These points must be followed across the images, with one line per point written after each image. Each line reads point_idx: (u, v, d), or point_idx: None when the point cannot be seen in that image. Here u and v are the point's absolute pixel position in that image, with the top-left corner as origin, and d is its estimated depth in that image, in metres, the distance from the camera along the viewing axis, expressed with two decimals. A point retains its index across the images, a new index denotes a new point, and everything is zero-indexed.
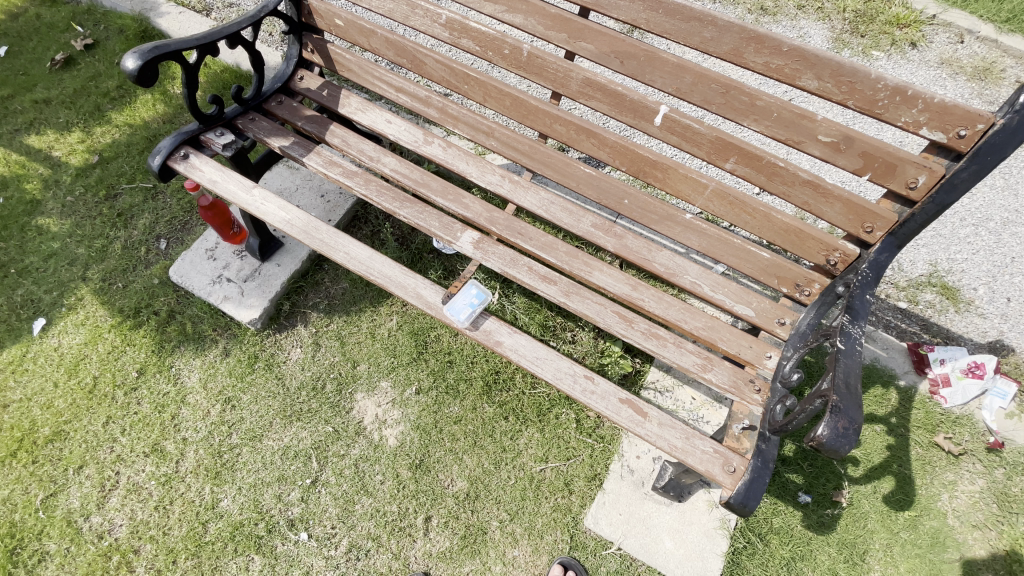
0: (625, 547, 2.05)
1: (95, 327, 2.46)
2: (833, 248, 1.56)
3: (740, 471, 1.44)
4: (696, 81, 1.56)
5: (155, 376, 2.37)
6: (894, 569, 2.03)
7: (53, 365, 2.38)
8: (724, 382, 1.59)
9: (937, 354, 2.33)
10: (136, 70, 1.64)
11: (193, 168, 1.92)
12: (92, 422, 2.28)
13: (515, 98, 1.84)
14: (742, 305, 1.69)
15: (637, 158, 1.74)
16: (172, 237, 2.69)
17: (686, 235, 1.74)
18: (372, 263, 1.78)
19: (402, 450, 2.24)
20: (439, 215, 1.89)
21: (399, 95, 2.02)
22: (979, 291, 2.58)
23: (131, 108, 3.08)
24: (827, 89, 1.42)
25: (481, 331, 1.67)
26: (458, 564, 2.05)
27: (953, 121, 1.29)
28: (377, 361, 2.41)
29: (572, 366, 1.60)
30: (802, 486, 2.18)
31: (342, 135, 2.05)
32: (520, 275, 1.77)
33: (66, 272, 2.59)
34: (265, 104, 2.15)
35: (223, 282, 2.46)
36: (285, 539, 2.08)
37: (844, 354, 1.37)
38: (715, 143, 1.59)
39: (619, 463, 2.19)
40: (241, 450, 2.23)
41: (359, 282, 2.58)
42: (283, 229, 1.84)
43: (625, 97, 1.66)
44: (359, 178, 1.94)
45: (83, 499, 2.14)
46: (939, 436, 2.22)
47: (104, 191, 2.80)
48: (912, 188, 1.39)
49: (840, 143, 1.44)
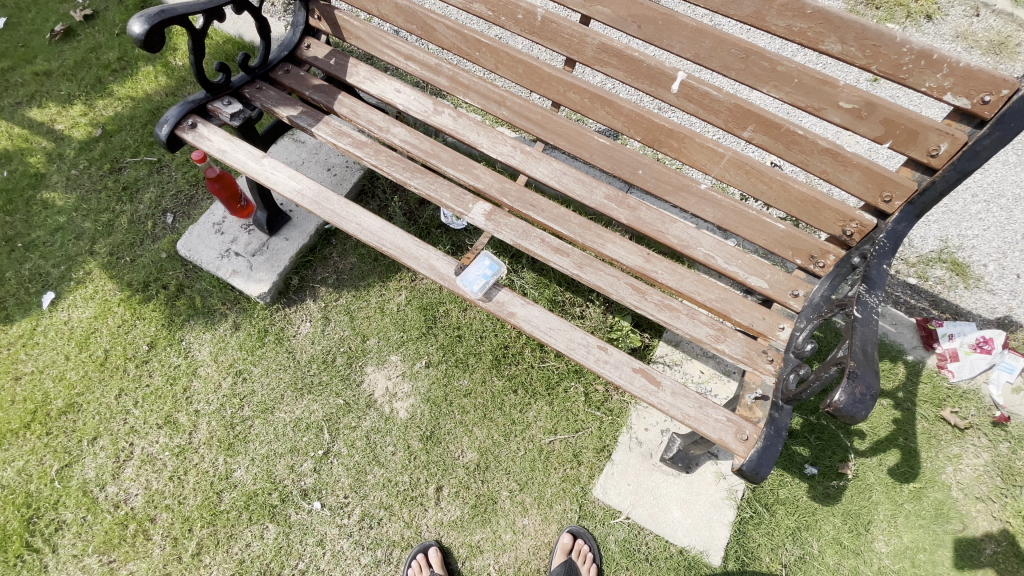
0: (633, 516, 2.08)
1: (104, 301, 2.46)
2: (850, 218, 1.54)
3: (752, 439, 1.45)
4: (716, 46, 1.52)
5: (166, 350, 2.38)
6: (898, 539, 2.07)
7: (63, 339, 2.39)
8: (737, 353, 1.59)
9: (946, 329, 2.33)
10: (143, 35, 1.60)
11: (202, 138, 1.90)
12: (105, 394, 2.30)
13: (527, 65, 1.81)
14: (756, 276, 1.68)
15: (652, 127, 1.71)
16: (178, 211, 2.68)
17: (701, 206, 1.72)
18: (384, 235, 1.77)
19: (413, 422, 2.26)
20: (450, 186, 1.86)
21: (408, 63, 1.98)
22: (989, 268, 2.56)
23: (132, 80, 3.02)
24: (850, 53, 1.39)
25: (493, 303, 1.66)
26: (469, 533, 2.09)
27: (978, 86, 1.27)
28: (387, 335, 2.41)
29: (585, 337, 1.60)
30: (809, 459, 2.20)
31: (351, 105, 2.02)
32: (532, 246, 1.75)
33: (73, 247, 2.58)
34: (272, 73, 2.12)
35: (231, 256, 2.45)
36: (298, 508, 2.12)
37: (860, 322, 1.36)
38: (734, 111, 1.56)
39: (628, 435, 2.21)
40: (253, 422, 2.25)
41: (367, 257, 2.57)
42: (294, 198, 1.82)
43: (642, 63, 1.63)
44: (369, 148, 1.92)
45: (98, 469, 2.17)
46: (945, 410, 2.24)
47: (108, 165, 2.77)
48: (933, 156, 1.38)
49: (861, 110, 1.41)
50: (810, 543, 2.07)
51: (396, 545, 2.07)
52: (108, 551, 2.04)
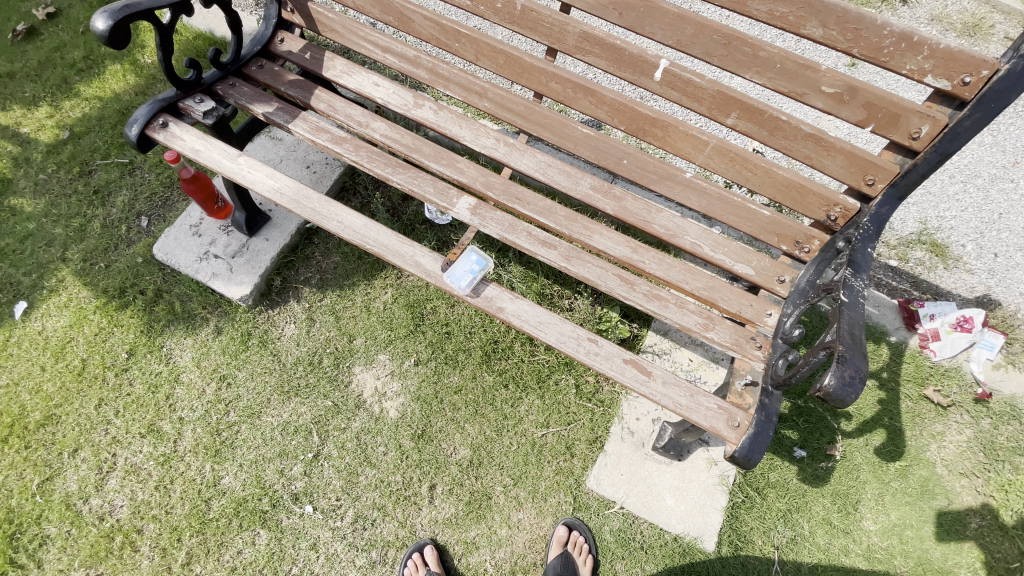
0: (627, 506, 2.09)
1: (79, 309, 2.38)
2: (834, 203, 1.55)
3: (744, 426, 1.46)
4: (698, 33, 1.51)
5: (146, 357, 2.32)
6: (886, 517, 2.11)
7: (38, 349, 2.31)
8: (725, 340, 1.59)
9: (927, 309, 2.37)
10: (107, 31, 1.53)
11: (174, 138, 1.84)
12: (84, 405, 2.23)
13: (508, 55, 1.77)
14: (742, 264, 1.68)
15: (636, 116, 1.70)
16: (153, 213, 2.60)
17: (686, 195, 1.71)
18: (367, 232, 1.73)
19: (404, 421, 2.23)
20: (434, 180, 1.83)
21: (386, 56, 1.93)
22: (968, 248, 2.61)
23: (100, 79, 2.92)
24: (832, 37, 1.38)
25: (482, 298, 1.63)
26: (464, 529, 2.08)
27: (958, 67, 1.28)
28: (374, 334, 2.38)
29: (575, 329, 1.59)
30: (797, 442, 2.23)
31: (328, 100, 1.97)
32: (519, 240, 1.73)
33: (44, 254, 2.49)
34: (246, 69, 2.05)
35: (210, 258, 2.38)
36: (289, 513, 2.09)
37: (847, 306, 1.37)
38: (717, 98, 1.55)
39: (620, 425, 2.21)
40: (240, 427, 2.21)
41: (351, 255, 2.52)
42: (273, 197, 1.77)
43: (624, 52, 1.61)
44: (349, 143, 1.87)
45: (80, 482, 2.11)
46: (928, 389, 2.28)
47: (78, 168, 2.68)
48: (915, 138, 1.39)
49: (843, 94, 1.41)
50: (801, 524, 2.10)
51: (391, 545, 2.06)
52: (95, 564, 1.99)
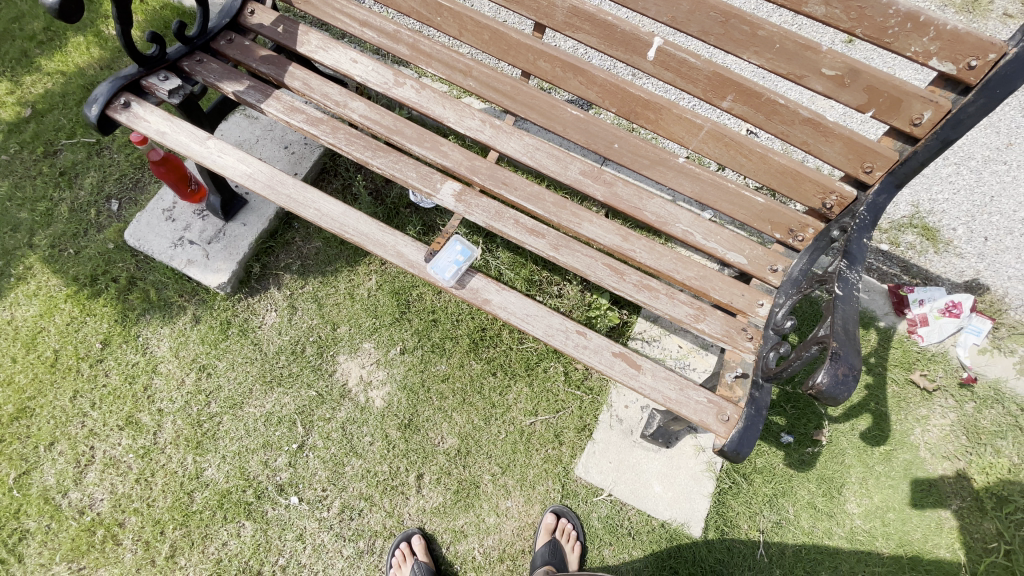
0: (615, 493, 2.10)
1: (49, 298, 2.29)
2: (830, 190, 1.50)
3: (733, 419, 1.44)
4: (694, 9, 1.43)
5: (122, 346, 2.25)
6: (869, 500, 2.14)
7: (7, 340, 2.22)
8: (716, 332, 1.56)
9: (917, 294, 2.35)
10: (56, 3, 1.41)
11: (138, 119, 1.73)
12: (58, 397, 2.16)
13: (493, 31, 1.67)
14: (734, 252, 1.63)
15: (628, 97, 1.62)
16: (123, 196, 2.48)
17: (679, 180, 1.65)
18: (346, 221, 1.65)
19: (390, 411, 2.20)
20: (416, 164, 1.74)
21: (364, 30, 1.82)
22: (958, 232, 2.59)
23: (62, 52, 2.75)
24: (835, 16, 1.31)
25: (467, 290, 1.58)
26: (452, 518, 2.07)
27: (964, 50, 1.22)
28: (358, 322, 2.32)
29: (563, 322, 1.54)
30: (785, 427, 2.23)
31: (303, 77, 1.86)
32: (505, 228, 1.66)
33: (9, 240, 2.37)
34: (214, 43, 1.92)
35: (185, 244, 2.29)
36: (275, 504, 2.06)
37: (841, 299, 1.34)
38: (712, 79, 1.48)
39: (608, 413, 2.20)
40: (221, 418, 2.16)
41: (333, 240, 2.44)
42: (245, 183, 1.68)
43: (616, 28, 1.52)
44: (326, 125, 1.77)
45: (58, 476, 2.06)
46: (915, 374, 2.29)
47: (41, 148, 2.54)
48: (916, 125, 1.33)
49: (844, 76, 1.35)
50: (787, 508, 2.12)
51: (379, 534, 2.04)
52: (77, 558, 1.96)
